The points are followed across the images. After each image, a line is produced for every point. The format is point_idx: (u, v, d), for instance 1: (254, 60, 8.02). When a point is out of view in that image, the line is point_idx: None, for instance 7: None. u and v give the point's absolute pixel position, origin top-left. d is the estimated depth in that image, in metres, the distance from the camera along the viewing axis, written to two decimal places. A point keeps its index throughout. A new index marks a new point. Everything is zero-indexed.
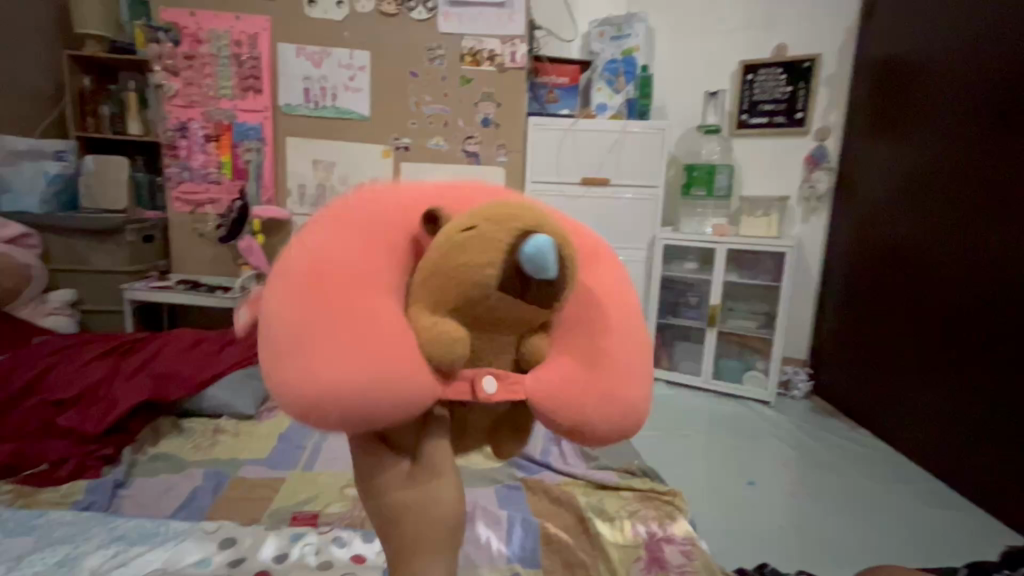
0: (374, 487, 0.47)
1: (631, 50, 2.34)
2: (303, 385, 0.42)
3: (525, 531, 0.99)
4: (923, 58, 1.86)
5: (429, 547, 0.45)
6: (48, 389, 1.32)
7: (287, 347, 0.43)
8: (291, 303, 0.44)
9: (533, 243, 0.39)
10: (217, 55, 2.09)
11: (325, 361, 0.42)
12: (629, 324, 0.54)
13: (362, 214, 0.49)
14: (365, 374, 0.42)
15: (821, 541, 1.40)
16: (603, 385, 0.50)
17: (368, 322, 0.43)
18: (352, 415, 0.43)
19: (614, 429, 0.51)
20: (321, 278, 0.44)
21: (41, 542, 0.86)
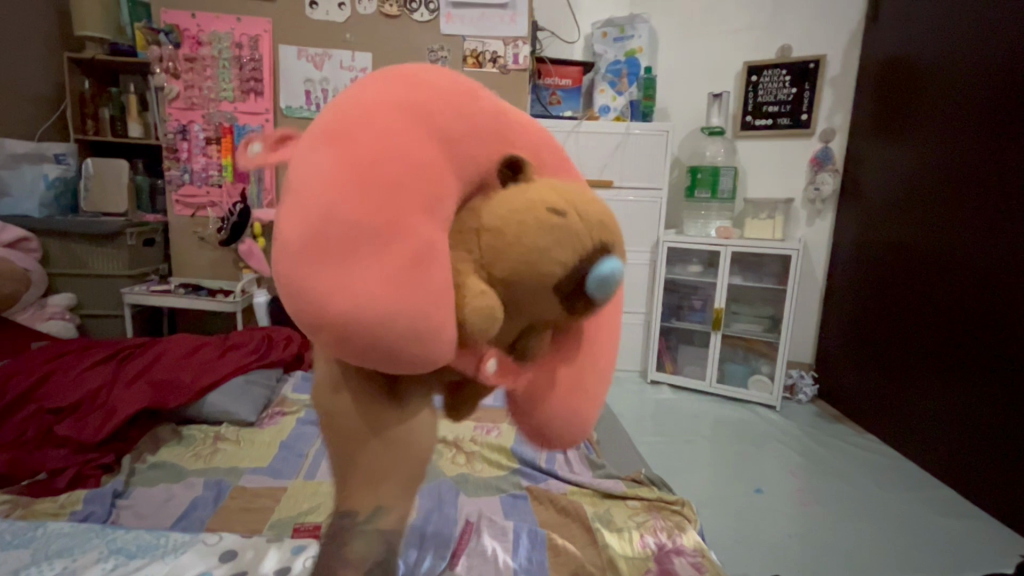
0: (348, 410, 0.47)
1: (634, 51, 2.33)
2: (340, 292, 0.38)
3: (532, 542, 0.98)
4: (929, 57, 1.84)
5: (395, 479, 0.47)
6: (46, 396, 1.31)
7: (332, 243, 0.38)
8: (350, 192, 0.38)
9: (608, 270, 0.42)
10: (218, 57, 2.07)
11: (365, 279, 0.38)
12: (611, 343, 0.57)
13: (453, 119, 0.44)
14: (410, 312, 0.38)
15: (830, 550, 1.38)
16: (575, 403, 0.55)
17: (429, 254, 0.39)
18: (380, 346, 0.39)
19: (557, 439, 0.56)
20: (397, 182, 0.39)
21: (37, 555, 0.84)
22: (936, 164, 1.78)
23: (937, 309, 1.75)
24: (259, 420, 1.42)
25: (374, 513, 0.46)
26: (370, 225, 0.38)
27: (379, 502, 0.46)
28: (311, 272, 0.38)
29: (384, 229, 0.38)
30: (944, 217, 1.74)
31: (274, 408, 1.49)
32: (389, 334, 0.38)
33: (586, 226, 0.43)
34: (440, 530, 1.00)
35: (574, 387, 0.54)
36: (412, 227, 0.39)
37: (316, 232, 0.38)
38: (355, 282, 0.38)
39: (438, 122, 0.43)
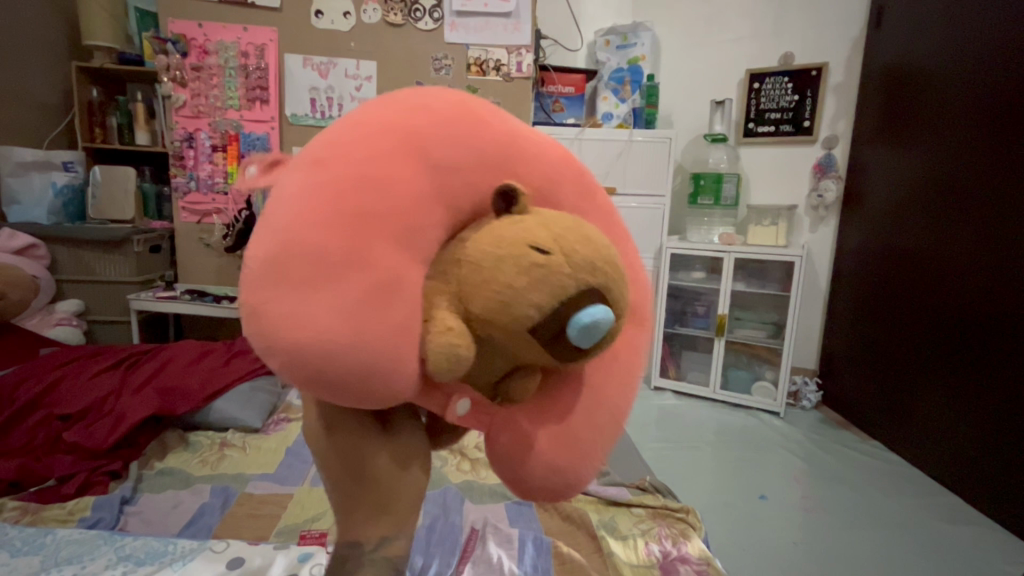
0: (337, 435, 0.46)
1: (636, 59, 2.35)
2: (295, 319, 0.38)
3: (537, 549, 0.98)
4: (932, 64, 1.85)
5: (397, 504, 0.46)
6: (54, 403, 1.32)
7: (296, 271, 0.38)
8: (318, 222, 0.39)
9: (594, 315, 0.39)
10: (225, 65, 2.09)
11: (320, 308, 0.38)
12: (618, 401, 0.53)
13: (439, 151, 0.44)
14: (364, 346, 0.38)
15: (836, 558, 1.37)
16: (566, 454, 0.49)
17: (391, 288, 0.39)
18: (334, 377, 0.39)
19: (544, 494, 0.51)
20: (366, 215, 0.40)
21: (47, 562, 0.85)
22: (939, 172, 1.79)
23: (939, 316, 1.76)
24: (265, 427, 1.43)
25: (381, 541, 0.45)
26: (333, 253, 0.38)
27: (384, 530, 0.45)
28: (269, 296, 0.39)
29: (347, 258, 0.38)
30: (948, 224, 1.74)
31: (279, 415, 1.49)
32: (341, 366, 0.38)
33: (573, 269, 0.40)
34: (446, 537, 1.00)
35: (568, 435, 0.49)
36: (378, 257, 0.39)
37: (281, 253, 0.39)
38: (309, 310, 0.38)
39: (427, 154, 0.43)
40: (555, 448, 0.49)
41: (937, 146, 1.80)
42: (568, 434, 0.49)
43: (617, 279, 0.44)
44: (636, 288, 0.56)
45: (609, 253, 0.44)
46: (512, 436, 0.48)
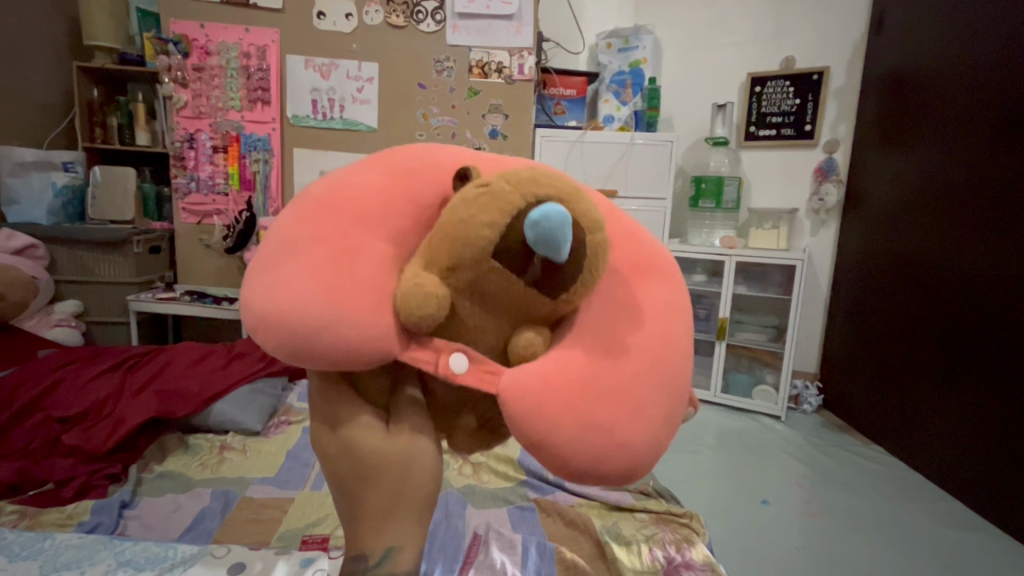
0: (341, 438, 0.46)
1: (638, 62, 2.35)
2: (270, 292, 0.45)
3: (541, 555, 0.97)
4: (931, 68, 1.86)
5: (401, 513, 0.45)
6: (53, 405, 1.31)
7: (275, 259, 0.47)
8: (294, 221, 0.48)
9: (542, 211, 0.38)
10: (226, 66, 2.09)
11: (283, 277, 0.45)
12: (655, 348, 0.47)
13: (401, 162, 0.52)
14: (311, 300, 0.44)
15: (840, 564, 1.37)
16: (602, 406, 0.43)
17: (350, 256, 0.45)
18: (301, 335, 0.44)
19: (596, 468, 0.43)
20: (331, 208, 0.48)
21: (46, 567, 0.84)
22: (937, 175, 1.80)
23: (938, 319, 1.76)
24: (265, 430, 1.42)
25: (385, 554, 0.45)
26: (301, 236, 0.47)
27: (390, 542, 0.45)
28: (253, 278, 0.48)
29: (311, 237, 0.46)
30: (945, 227, 1.75)
31: (279, 417, 1.48)
32: (292, 320, 0.44)
33: (516, 187, 0.42)
34: (449, 543, 0.99)
35: (598, 388, 0.43)
36: (339, 234, 0.46)
37: (268, 250, 0.48)
38: (274, 280, 0.46)
39: (390, 164, 0.52)
40: (588, 402, 0.43)
41: (935, 150, 1.81)
42: (598, 387, 0.43)
43: (575, 195, 0.43)
44: (640, 248, 0.54)
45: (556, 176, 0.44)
46: (532, 406, 0.43)
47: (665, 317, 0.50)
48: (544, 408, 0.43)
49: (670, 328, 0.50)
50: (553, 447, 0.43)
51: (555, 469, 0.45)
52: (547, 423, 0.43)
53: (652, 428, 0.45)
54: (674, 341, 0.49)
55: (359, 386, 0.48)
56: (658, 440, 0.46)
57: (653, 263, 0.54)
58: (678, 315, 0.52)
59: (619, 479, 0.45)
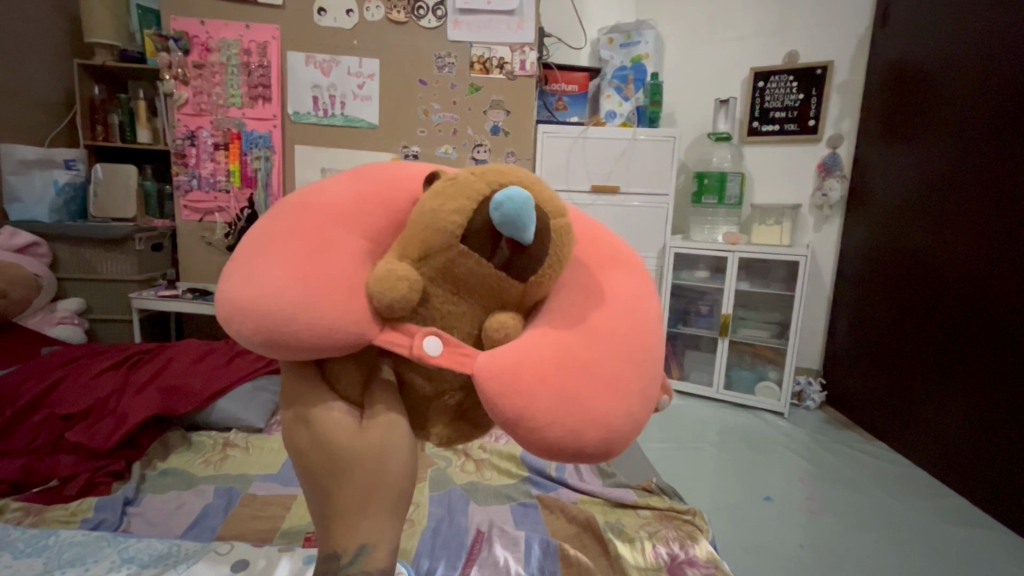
0: (312, 433, 0.46)
1: (640, 58, 2.34)
2: (243, 281, 0.46)
3: (544, 552, 0.97)
4: (935, 65, 1.84)
5: (375, 507, 0.44)
6: (57, 402, 1.31)
7: (249, 254, 0.48)
8: (272, 220, 0.50)
9: (504, 193, 0.39)
10: (227, 63, 2.08)
11: (257, 267, 0.46)
12: (630, 333, 0.47)
13: (377, 173, 0.55)
14: (281, 287, 0.44)
15: (845, 560, 1.36)
16: (576, 381, 0.42)
17: (324, 248, 0.46)
18: (271, 322, 0.44)
19: (573, 442, 0.42)
20: (307, 208, 0.50)
21: (50, 564, 0.84)
22: (938, 172, 1.80)
23: (940, 316, 1.76)
24: (269, 427, 1.42)
25: (359, 551, 0.43)
26: (277, 232, 0.48)
27: (363, 539, 0.43)
28: (228, 274, 0.49)
29: (287, 232, 0.48)
30: (948, 224, 1.75)
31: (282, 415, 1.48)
32: (265, 305, 0.44)
33: (483, 177, 0.44)
34: (451, 540, 0.99)
35: (571, 364, 0.43)
36: (313, 228, 0.48)
37: (243, 247, 0.50)
38: (249, 272, 0.47)
39: (366, 174, 0.55)
40: (562, 376, 0.42)
41: (937, 147, 1.81)
42: (570, 360, 0.43)
43: (541, 185, 0.45)
44: (602, 244, 0.57)
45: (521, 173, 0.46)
46: (507, 385, 0.42)
47: (627, 300, 0.51)
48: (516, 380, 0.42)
49: (636, 310, 0.50)
50: (528, 423, 0.42)
51: (544, 455, 0.44)
52: (523, 397, 0.42)
53: (629, 403, 0.44)
54: (641, 321, 0.49)
55: (332, 383, 0.49)
56: (635, 416, 0.45)
57: (617, 256, 0.56)
58: (650, 304, 0.52)
59: (598, 456, 0.43)
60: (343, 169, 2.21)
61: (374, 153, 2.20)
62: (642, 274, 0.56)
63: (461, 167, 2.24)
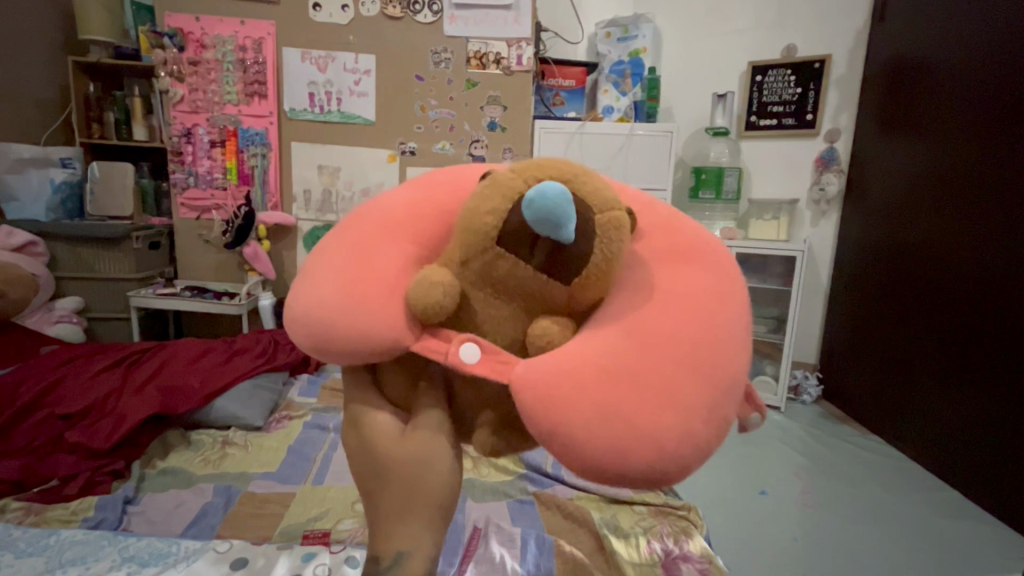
0: (360, 435, 0.48)
1: (637, 52, 2.31)
2: (303, 289, 0.50)
3: (540, 548, 0.98)
4: (933, 58, 1.83)
5: (413, 515, 0.44)
6: (56, 402, 1.32)
7: (312, 263, 0.52)
8: (334, 232, 0.54)
9: (536, 191, 0.40)
10: (222, 60, 2.07)
11: (315, 275, 0.50)
12: (692, 335, 0.44)
13: (434, 179, 0.56)
14: (329, 297, 0.48)
15: (839, 553, 1.38)
16: (619, 394, 0.40)
17: (369, 258, 0.48)
18: (321, 329, 0.47)
19: (617, 462, 0.40)
20: (362, 219, 0.53)
21: (52, 563, 0.85)
22: (936, 167, 1.80)
23: (937, 311, 1.77)
24: (267, 425, 1.43)
25: (395, 559, 0.43)
26: (334, 243, 0.52)
27: (399, 547, 0.43)
28: (295, 283, 0.54)
29: (341, 243, 0.51)
30: (945, 219, 1.75)
31: (280, 412, 1.50)
32: (315, 314, 0.48)
33: (522, 177, 0.45)
34: (448, 536, 1.00)
35: (616, 375, 0.41)
36: (363, 239, 0.50)
37: (310, 257, 0.54)
38: (311, 280, 0.51)
39: (424, 181, 0.56)
40: (604, 388, 0.41)
41: (936, 142, 1.81)
42: (617, 372, 0.41)
43: (588, 180, 0.45)
44: (674, 234, 0.53)
45: (566, 171, 0.45)
46: (544, 397, 0.41)
47: (694, 297, 0.47)
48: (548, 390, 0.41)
49: (706, 308, 0.46)
50: (567, 438, 0.41)
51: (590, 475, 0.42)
52: (559, 410, 0.41)
53: (684, 418, 0.41)
54: (708, 320, 0.45)
55: (382, 388, 0.51)
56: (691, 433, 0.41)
57: (687, 248, 0.52)
58: (722, 298, 0.48)
59: (647, 477, 0.41)
60: (339, 166, 2.20)
61: (371, 150, 2.19)
62: (720, 266, 0.52)
63: (458, 163, 2.23)
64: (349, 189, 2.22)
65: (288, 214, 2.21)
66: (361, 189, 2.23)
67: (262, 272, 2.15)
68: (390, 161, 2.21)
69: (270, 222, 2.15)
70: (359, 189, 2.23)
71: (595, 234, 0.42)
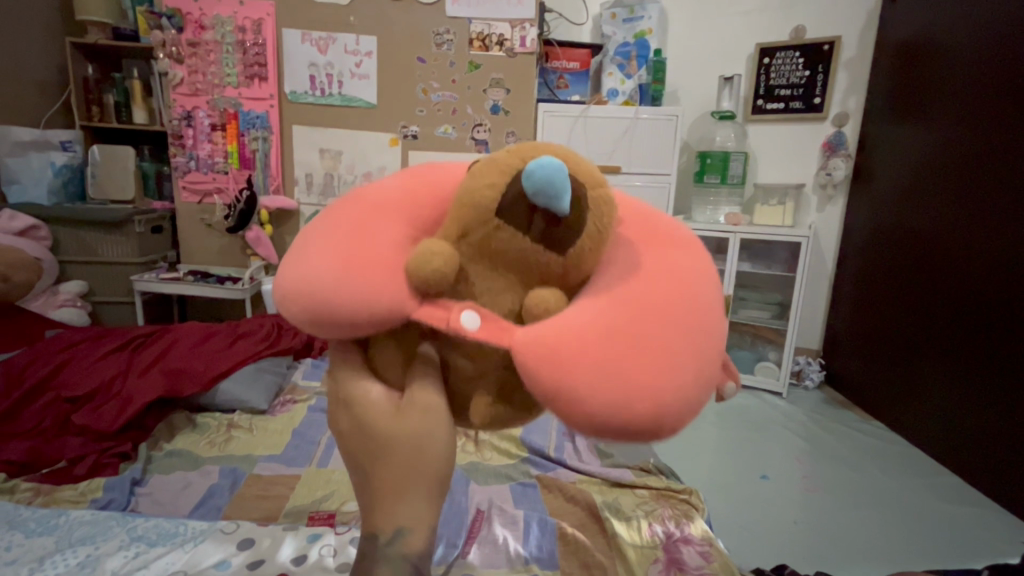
0: (354, 414, 0.47)
1: (642, 33, 2.28)
2: (296, 265, 0.48)
3: (543, 531, 0.99)
4: (945, 39, 1.79)
5: (411, 490, 0.44)
6: (62, 385, 1.33)
7: (304, 240, 0.50)
8: (326, 211, 0.52)
9: (536, 162, 0.40)
10: (221, 41, 2.05)
11: (307, 250, 0.48)
12: (685, 302, 0.44)
13: (426, 166, 0.56)
14: (326, 271, 0.46)
15: (839, 537, 1.39)
16: (621, 352, 0.40)
17: (368, 232, 0.47)
18: (317, 303, 0.45)
19: (621, 416, 0.39)
20: (356, 197, 0.52)
21: (61, 543, 0.87)
22: (945, 150, 1.77)
23: (942, 296, 1.76)
24: (271, 409, 1.44)
25: (395, 534, 0.44)
26: (328, 220, 0.50)
27: (399, 523, 0.44)
28: (285, 261, 0.51)
29: (337, 219, 0.49)
30: (953, 204, 1.73)
31: (285, 396, 1.51)
32: (311, 287, 0.46)
33: (518, 154, 0.45)
34: (452, 516, 1.02)
35: (615, 333, 0.40)
36: (360, 214, 0.49)
37: (300, 236, 0.52)
38: (301, 257, 0.49)
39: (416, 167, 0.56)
40: (605, 344, 0.40)
41: (945, 125, 1.78)
42: (616, 331, 0.41)
43: (579, 160, 0.46)
44: (654, 220, 0.54)
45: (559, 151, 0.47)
46: (547, 356, 0.40)
47: (682, 272, 0.47)
48: (548, 348, 0.40)
49: (694, 284, 0.46)
50: (569, 396, 0.40)
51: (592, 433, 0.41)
52: (562, 366, 0.40)
53: (684, 376, 0.41)
54: (697, 291, 0.46)
55: (375, 367, 0.49)
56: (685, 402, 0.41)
57: (670, 232, 0.53)
58: (706, 276, 0.49)
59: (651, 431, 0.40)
60: (341, 150, 2.18)
61: (372, 134, 2.17)
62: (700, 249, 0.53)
63: (460, 147, 2.21)
64: (351, 173, 2.21)
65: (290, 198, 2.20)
66: (363, 173, 2.22)
67: (265, 257, 2.17)
68: (392, 145, 2.19)
69: (272, 207, 2.14)
70: (361, 173, 2.22)
71: (586, 209, 0.44)
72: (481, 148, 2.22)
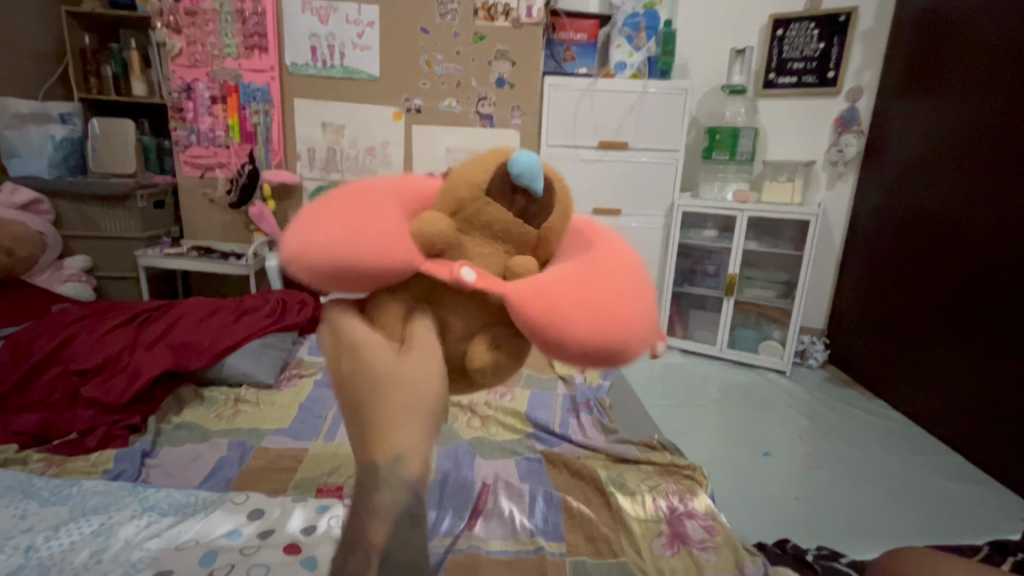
0: (348, 358, 0.44)
1: (653, 3, 2.14)
2: (292, 232, 0.48)
3: (548, 505, 1.00)
4: (964, 12, 1.74)
5: (406, 418, 0.40)
6: (70, 357, 1.34)
7: (298, 218, 0.52)
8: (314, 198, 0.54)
9: (522, 153, 0.48)
10: (219, 10, 1.99)
11: (303, 219, 0.49)
12: (635, 272, 0.53)
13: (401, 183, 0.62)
14: (329, 232, 0.46)
15: (839, 512, 1.40)
16: (596, 297, 0.47)
17: (368, 203, 0.49)
18: (320, 257, 0.46)
19: (602, 346, 0.45)
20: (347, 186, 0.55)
21: (75, 512, 0.89)
22: (960, 124, 1.73)
23: (948, 274, 1.75)
24: (278, 383, 1.45)
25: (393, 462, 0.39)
26: (322, 199, 0.52)
27: (397, 450, 0.39)
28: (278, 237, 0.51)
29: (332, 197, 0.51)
30: (964, 180, 1.71)
31: (291, 371, 1.52)
32: (314, 244, 0.46)
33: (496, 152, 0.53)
34: (459, 489, 1.03)
35: (589, 286, 0.47)
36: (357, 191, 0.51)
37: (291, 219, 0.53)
38: (300, 224, 0.49)
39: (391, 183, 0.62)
40: (584, 292, 0.47)
41: (961, 98, 1.73)
42: (591, 285, 0.47)
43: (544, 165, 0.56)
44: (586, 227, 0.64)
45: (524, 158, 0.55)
46: (542, 299, 0.45)
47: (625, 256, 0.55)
48: (527, 298, 0.45)
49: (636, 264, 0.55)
50: (560, 332, 0.45)
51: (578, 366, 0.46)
52: (553, 312, 0.45)
53: (646, 321, 0.48)
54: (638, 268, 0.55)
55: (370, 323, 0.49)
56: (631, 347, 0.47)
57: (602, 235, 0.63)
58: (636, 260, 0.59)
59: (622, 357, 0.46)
60: (343, 124, 2.15)
61: (375, 107, 2.13)
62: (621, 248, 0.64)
63: (464, 121, 2.17)
64: (353, 147, 2.17)
65: (293, 173, 2.18)
66: (365, 148, 2.18)
67: (268, 233, 2.14)
68: (395, 119, 2.16)
69: (275, 181, 2.11)
70: (364, 147, 2.18)
71: (553, 194, 0.52)
72: (485, 123, 2.18)
